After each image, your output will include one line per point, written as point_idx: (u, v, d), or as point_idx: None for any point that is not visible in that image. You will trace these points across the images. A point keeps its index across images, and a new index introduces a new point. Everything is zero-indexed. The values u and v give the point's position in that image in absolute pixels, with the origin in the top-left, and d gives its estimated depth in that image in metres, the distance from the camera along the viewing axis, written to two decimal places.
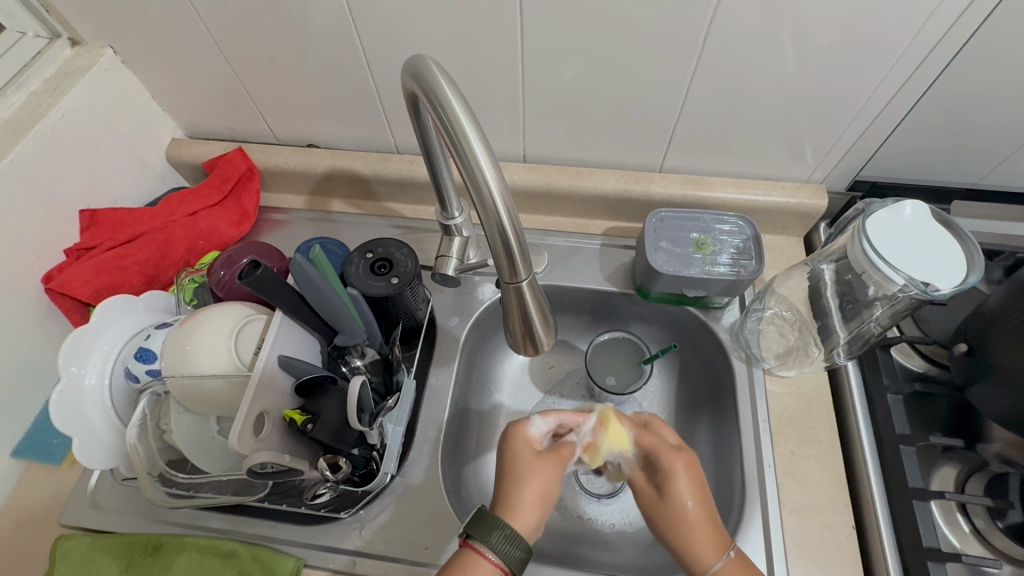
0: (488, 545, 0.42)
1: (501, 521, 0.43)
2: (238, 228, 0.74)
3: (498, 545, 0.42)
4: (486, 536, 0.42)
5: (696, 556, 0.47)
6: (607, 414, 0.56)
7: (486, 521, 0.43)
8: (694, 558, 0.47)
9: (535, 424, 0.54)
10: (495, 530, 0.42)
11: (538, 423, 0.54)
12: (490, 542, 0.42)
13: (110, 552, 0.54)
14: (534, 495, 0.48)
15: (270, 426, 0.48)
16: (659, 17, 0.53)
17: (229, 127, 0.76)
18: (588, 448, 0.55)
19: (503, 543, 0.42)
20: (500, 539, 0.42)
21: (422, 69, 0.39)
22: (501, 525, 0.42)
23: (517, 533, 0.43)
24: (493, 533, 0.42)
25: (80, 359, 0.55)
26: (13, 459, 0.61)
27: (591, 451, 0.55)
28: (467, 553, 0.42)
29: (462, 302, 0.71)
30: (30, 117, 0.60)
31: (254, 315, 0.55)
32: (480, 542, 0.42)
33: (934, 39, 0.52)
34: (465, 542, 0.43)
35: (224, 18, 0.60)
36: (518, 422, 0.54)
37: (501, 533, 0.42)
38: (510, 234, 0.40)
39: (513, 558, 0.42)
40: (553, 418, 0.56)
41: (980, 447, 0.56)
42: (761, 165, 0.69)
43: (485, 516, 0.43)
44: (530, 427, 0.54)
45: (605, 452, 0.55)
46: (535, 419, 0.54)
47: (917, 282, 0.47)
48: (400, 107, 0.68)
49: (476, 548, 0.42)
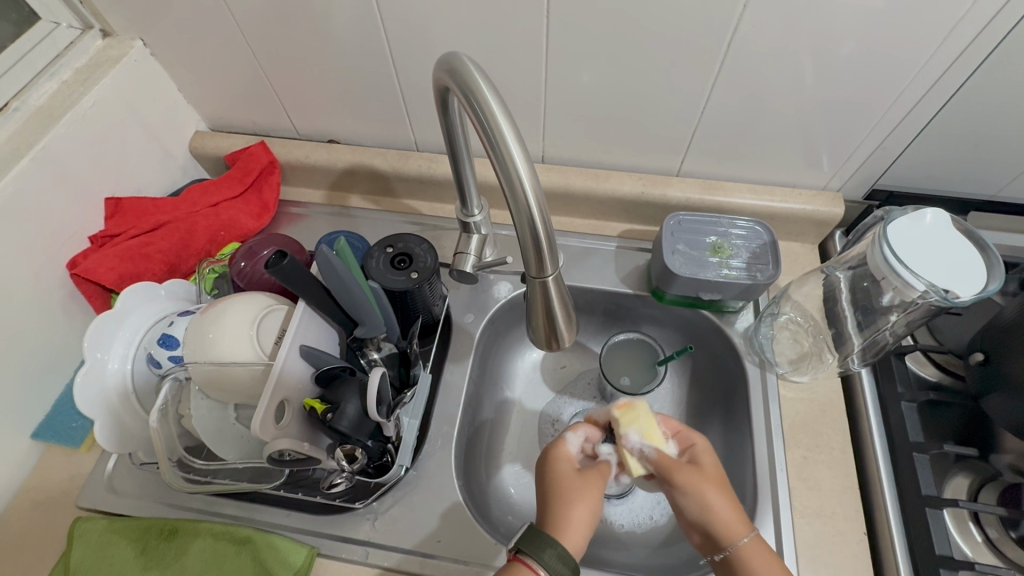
0: (540, 561, 0.41)
1: (553, 540, 0.42)
2: (258, 220, 0.75)
3: (550, 563, 0.41)
4: (539, 554, 0.41)
5: (722, 525, 0.46)
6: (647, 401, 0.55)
7: (539, 538, 0.42)
8: (720, 526, 0.46)
9: (572, 440, 0.54)
10: (546, 547, 0.41)
11: (574, 437, 0.54)
12: (542, 559, 0.41)
13: (126, 536, 0.55)
14: (583, 516, 0.47)
15: (291, 414, 0.50)
16: (681, 23, 0.54)
17: (252, 121, 0.77)
18: (623, 408, 0.53)
19: (556, 563, 0.41)
20: (553, 558, 0.41)
21: (457, 66, 0.40)
22: (552, 543, 0.41)
23: (566, 552, 0.42)
24: (545, 551, 0.41)
25: (104, 345, 0.56)
26: (32, 441, 0.62)
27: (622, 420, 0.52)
28: (518, 567, 0.41)
29: (476, 299, 0.72)
30: (61, 105, 0.61)
31: (275, 305, 0.56)
32: (533, 558, 0.41)
33: (957, 51, 0.52)
34: (514, 556, 0.42)
35: (252, 13, 0.60)
36: (556, 439, 0.54)
37: (553, 551, 0.41)
38: (540, 229, 0.41)
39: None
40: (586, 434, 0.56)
41: (992, 457, 0.56)
42: (778, 172, 0.70)
43: (536, 532, 0.42)
44: (569, 443, 0.54)
45: (635, 422, 0.52)
46: (571, 434, 0.55)
47: (937, 289, 0.48)
48: (422, 106, 0.69)
49: (527, 564, 0.41)
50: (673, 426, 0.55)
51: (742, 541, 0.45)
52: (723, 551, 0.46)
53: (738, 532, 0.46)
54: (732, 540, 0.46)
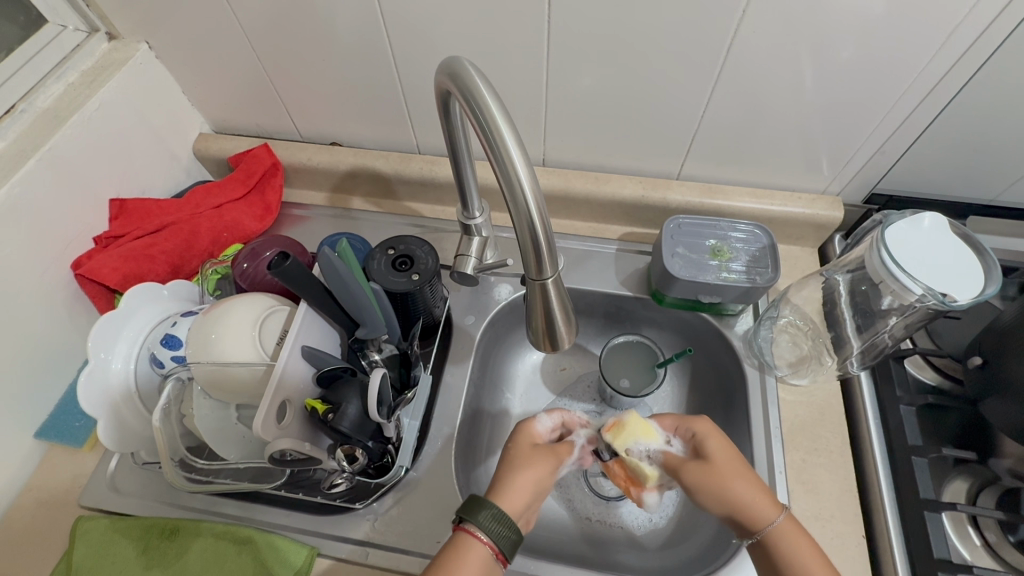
0: (476, 524, 0.43)
1: (489, 502, 0.44)
2: (261, 222, 0.76)
3: (487, 524, 0.43)
4: (474, 516, 0.43)
5: (749, 512, 0.48)
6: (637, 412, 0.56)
7: (476, 501, 0.44)
8: (748, 513, 0.48)
9: (541, 422, 0.58)
10: (483, 509, 0.43)
11: (544, 420, 0.58)
12: (478, 520, 0.43)
13: (128, 535, 0.55)
14: (526, 482, 0.50)
15: (292, 413, 0.50)
16: (680, 28, 0.54)
17: (255, 124, 0.78)
18: (613, 428, 0.56)
19: (491, 523, 0.43)
20: (488, 518, 0.43)
21: (458, 70, 0.40)
22: (487, 504, 0.43)
23: (504, 513, 0.43)
24: (480, 513, 0.43)
25: (108, 345, 0.56)
26: (35, 440, 0.62)
27: (616, 438, 0.55)
28: (461, 536, 0.43)
29: (477, 300, 0.72)
30: (67, 107, 0.62)
31: (277, 305, 0.56)
32: (469, 519, 0.43)
33: (955, 56, 0.52)
34: (459, 525, 0.44)
35: (256, 17, 0.61)
36: (525, 420, 0.58)
37: (489, 512, 0.43)
38: (539, 232, 0.41)
39: (502, 537, 0.43)
40: (558, 417, 0.59)
41: (991, 462, 0.56)
42: (778, 175, 0.70)
43: (473, 497, 0.44)
44: (536, 424, 0.58)
45: (628, 434, 0.54)
46: (540, 416, 0.58)
47: (935, 293, 0.48)
48: (424, 110, 0.69)
49: (469, 530, 0.43)
50: (668, 424, 0.56)
51: (772, 522, 0.47)
52: (755, 534, 0.47)
53: (765, 516, 0.47)
54: (759, 525, 0.47)
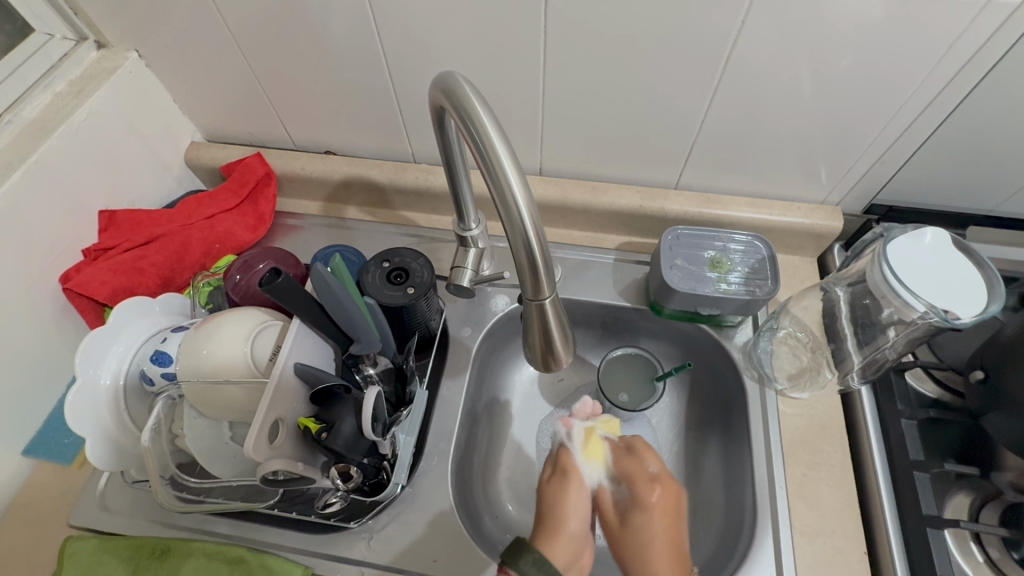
0: (517, 569, 0.44)
1: (530, 546, 0.45)
2: (253, 233, 0.75)
3: (528, 569, 0.43)
4: (515, 562, 0.44)
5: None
6: (612, 420, 0.61)
7: (518, 545, 0.45)
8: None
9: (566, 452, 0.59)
10: (523, 554, 0.44)
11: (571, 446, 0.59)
12: (518, 565, 0.43)
13: (117, 555, 0.54)
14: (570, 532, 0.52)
15: (285, 433, 0.48)
16: (677, 38, 0.54)
17: (248, 132, 0.77)
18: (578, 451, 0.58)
19: (532, 568, 0.43)
20: (528, 563, 0.43)
21: (452, 85, 0.39)
22: (526, 549, 0.44)
23: (546, 559, 0.44)
24: (521, 558, 0.44)
25: (97, 361, 0.55)
26: (23, 458, 0.61)
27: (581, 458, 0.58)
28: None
29: (473, 312, 0.72)
30: (55, 117, 0.61)
31: (270, 320, 0.55)
32: (510, 565, 0.44)
33: (955, 67, 0.52)
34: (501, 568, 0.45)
35: (248, 25, 0.60)
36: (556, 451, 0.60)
37: (530, 557, 0.44)
38: (536, 251, 0.40)
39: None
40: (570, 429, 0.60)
41: (994, 475, 0.55)
42: (777, 186, 0.70)
43: (516, 541, 0.45)
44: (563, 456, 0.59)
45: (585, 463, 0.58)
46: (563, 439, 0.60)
47: (937, 310, 0.47)
48: (419, 119, 0.69)
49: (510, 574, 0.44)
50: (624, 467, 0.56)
51: None
52: None
53: None
54: None
